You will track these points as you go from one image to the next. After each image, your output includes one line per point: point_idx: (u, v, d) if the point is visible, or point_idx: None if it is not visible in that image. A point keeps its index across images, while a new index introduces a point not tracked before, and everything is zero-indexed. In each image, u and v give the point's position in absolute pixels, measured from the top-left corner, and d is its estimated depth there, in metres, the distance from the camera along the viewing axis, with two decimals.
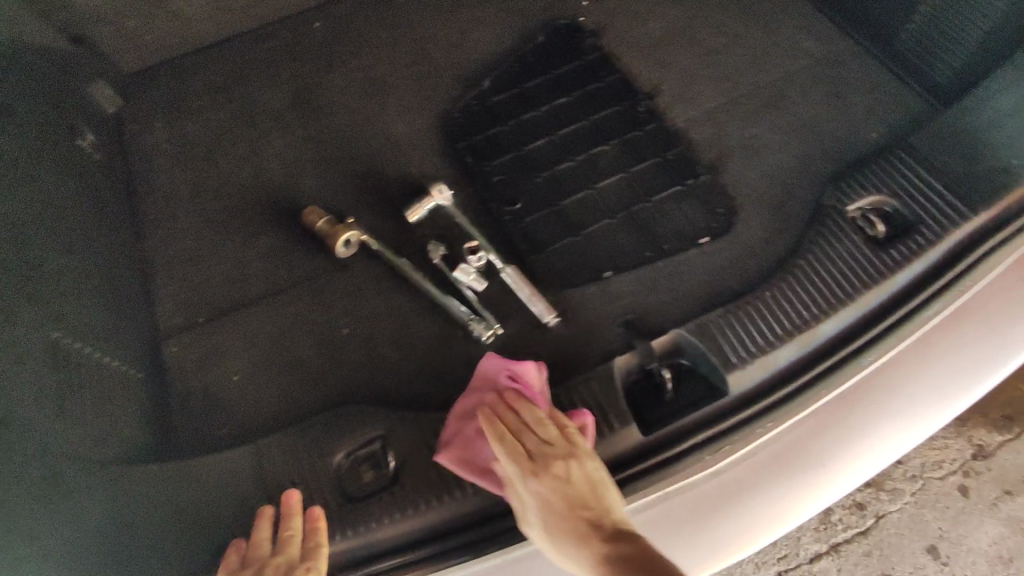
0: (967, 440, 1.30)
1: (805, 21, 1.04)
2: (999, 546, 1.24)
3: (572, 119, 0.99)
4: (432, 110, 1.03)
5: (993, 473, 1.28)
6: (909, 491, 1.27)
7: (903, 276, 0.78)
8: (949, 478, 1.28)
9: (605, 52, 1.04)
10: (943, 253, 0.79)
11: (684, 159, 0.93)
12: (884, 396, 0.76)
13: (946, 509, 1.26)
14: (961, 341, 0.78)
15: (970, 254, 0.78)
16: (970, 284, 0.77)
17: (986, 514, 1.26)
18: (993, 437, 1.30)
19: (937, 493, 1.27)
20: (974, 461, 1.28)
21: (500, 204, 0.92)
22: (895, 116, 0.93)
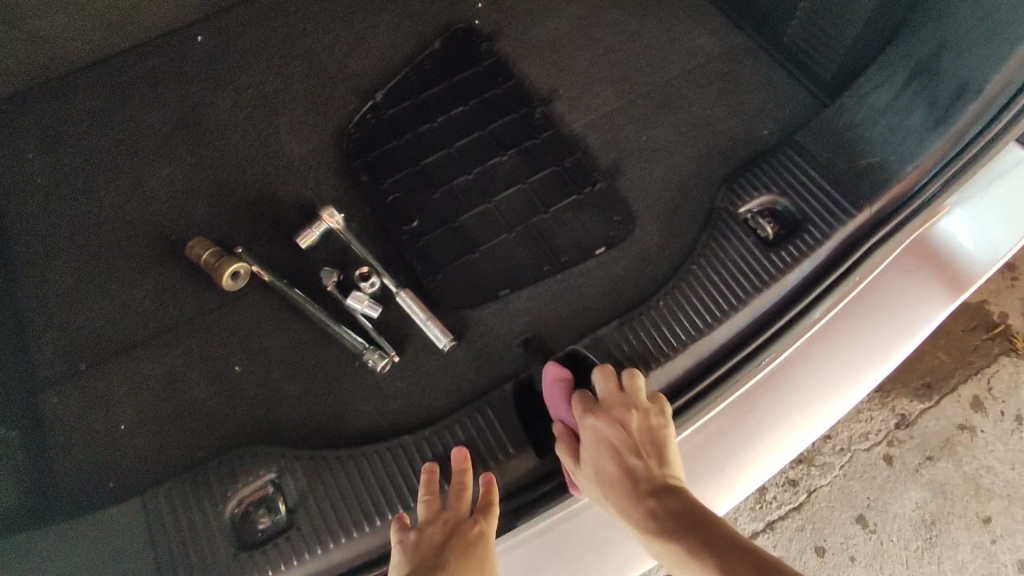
0: (891, 410, 1.32)
1: (699, 16, 1.04)
2: (923, 510, 1.26)
3: (470, 128, 0.96)
4: (325, 125, 0.99)
5: (915, 440, 1.30)
6: (839, 464, 1.29)
7: (792, 276, 0.79)
8: (875, 449, 1.30)
9: (501, 56, 1.02)
10: (830, 252, 0.81)
11: (583, 167, 0.92)
12: (785, 393, 0.76)
13: (873, 478, 1.28)
14: (860, 328, 0.79)
15: (855, 251, 0.80)
16: (857, 279, 0.78)
17: (910, 480, 1.28)
18: (915, 406, 1.33)
19: (864, 464, 1.29)
20: (896, 431, 1.31)
21: (397, 224, 0.89)
22: (785, 111, 0.94)
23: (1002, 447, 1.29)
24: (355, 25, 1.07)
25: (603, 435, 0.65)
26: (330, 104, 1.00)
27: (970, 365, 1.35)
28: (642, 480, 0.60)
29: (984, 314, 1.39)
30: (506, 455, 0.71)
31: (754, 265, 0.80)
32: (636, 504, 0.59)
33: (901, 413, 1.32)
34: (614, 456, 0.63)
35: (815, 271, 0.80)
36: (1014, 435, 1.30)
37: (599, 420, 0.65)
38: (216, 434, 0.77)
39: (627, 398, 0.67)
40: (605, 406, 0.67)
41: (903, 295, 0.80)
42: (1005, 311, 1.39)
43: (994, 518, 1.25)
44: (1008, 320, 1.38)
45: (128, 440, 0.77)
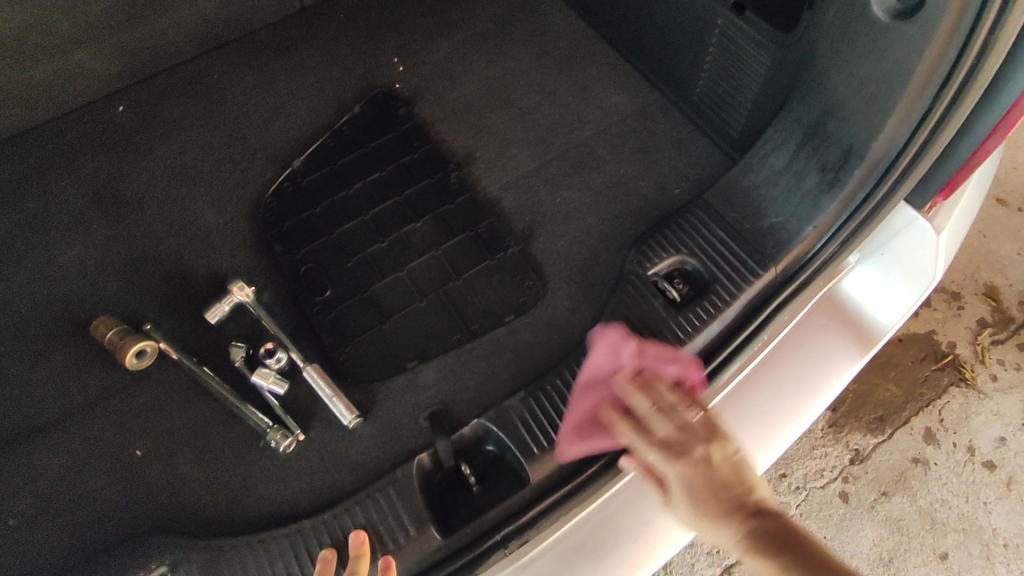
0: (844, 445, 1.25)
1: (615, 74, 1.06)
2: (879, 548, 1.18)
3: (386, 194, 0.96)
4: (242, 195, 0.99)
5: (870, 476, 1.23)
6: (795, 503, 1.21)
7: (701, 339, 0.78)
8: (830, 486, 1.22)
9: (419, 121, 1.03)
10: (739, 311, 0.81)
11: (496, 231, 0.92)
12: None
13: (830, 516, 1.20)
14: (776, 385, 0.75)
15: (764, 309, 0.80)
16: (765, 337, 0.76)
17: (866, 518, 1.20)
18: (868, 440, 1.25)
19: (820, 502, 1.21)
20: (851, 466, 1.23)
21: (309, 295, 0.89)
22: (696, 170, 0.95)
23: (956, 480, 1.22)
24: (277, 91, 1.07)
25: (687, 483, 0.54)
26: (248, 172, 1.00)
27: (922, 397, 1.28)
28: (739, 510, 0.52)
29: (932, 344, 1.33)
30: (405, 537, 0.68)
31: (660, 329, 0.80)
32: (728, 522, 0.52)
33: (855, 447, 1.25)
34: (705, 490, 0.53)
35: (724, 330, 0.80)
36: (968, 467, 1.23)
37: (684, 462, 0.55)
38: (116, 524, 0.75)
39: (700, 428, 0.56)
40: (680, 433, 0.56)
41: (814, 351, 0.77)
42: (953, 341, 1.33)
43: (951, 554, 1.17)
44: (957, 350, 1.32)
45: (24, 535, 0.75)
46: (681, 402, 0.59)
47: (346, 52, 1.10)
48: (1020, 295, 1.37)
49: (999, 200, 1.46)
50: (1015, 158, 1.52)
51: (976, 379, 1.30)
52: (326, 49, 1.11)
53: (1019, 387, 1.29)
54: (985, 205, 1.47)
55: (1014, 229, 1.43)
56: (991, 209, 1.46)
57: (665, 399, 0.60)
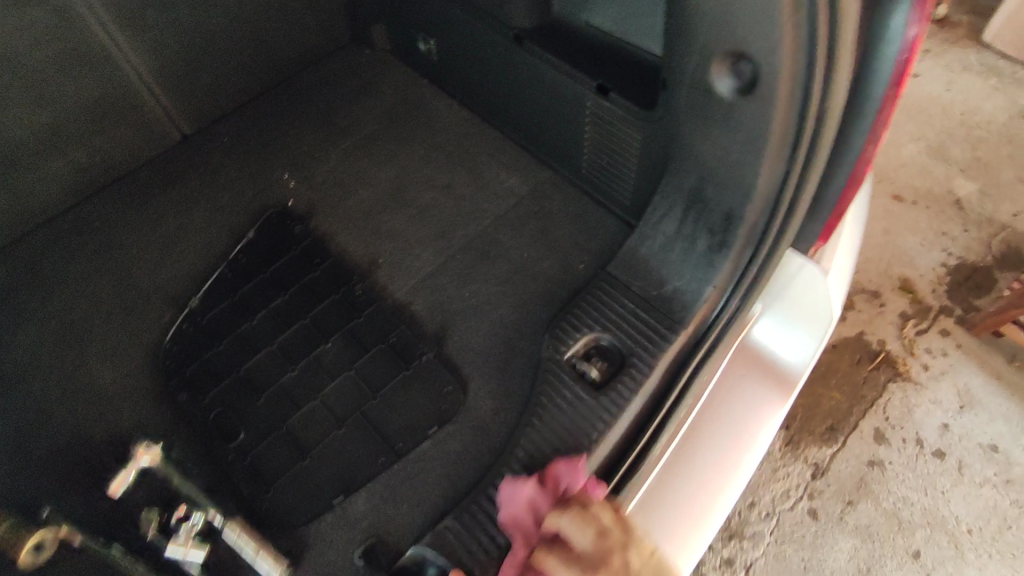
0: (802, 460, 1.24)
1: (506, 158, 1.08)
2: (859, 558, 1.14)
3: (292, 319, 0.93)
4: (140, 343, 0.94)
5: (833, 487, 1.21)
6: (769, 530, 1.18)
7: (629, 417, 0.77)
8: (798, 505, 1.20)
9: (317, 236, 1.01)
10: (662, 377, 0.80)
11: (409, 339, 0.90)
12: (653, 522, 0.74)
13: (804, 536, 1.17)
14: (713, 432, 0.79)
15: (682, 373, 0.82)
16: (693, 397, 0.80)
17: (838, 530, 1.17)
18: (825, 451, 1.25)
19: (792, 524, 1.18)
20: (813, 482, 1.22)
21: (221, 441, 0.84)
22: (596, 243, 0.97)
23: (912, 475, 1.21)
24: (166, 226, 1.04)
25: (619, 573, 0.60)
26: (144, 318, 0.96)
27: (866, 399, 1.30)
28: None
29: (864, 345, 1.37)
30: None
31: (581, 416, 0.77)
32: None
33: (813, 462, 1.24)
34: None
35: (650, 402, 0.80)
36: (919, 460, 1.23)
37: (605, 572, 0.60)
38: None
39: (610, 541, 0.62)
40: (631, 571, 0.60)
41: (744, 401, 0.81)
42: (882, 338, 1.38)
43: (924, 550, 1.15)
44: (886, 346, 1.37)
45: None
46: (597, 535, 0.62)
47: (234, 175, 1.09)
48: (931, 283, 1.46)
49: (893, 196, 1.61)
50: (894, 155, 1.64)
51: (909, 371, 1.33)
52: (213, 176, 1.08)
53: (950, 372, 1.32)
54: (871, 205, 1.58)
55: (915, 221, 1.55)
56: (890, 205, 1.60)
57: (586, 535, 0.62)
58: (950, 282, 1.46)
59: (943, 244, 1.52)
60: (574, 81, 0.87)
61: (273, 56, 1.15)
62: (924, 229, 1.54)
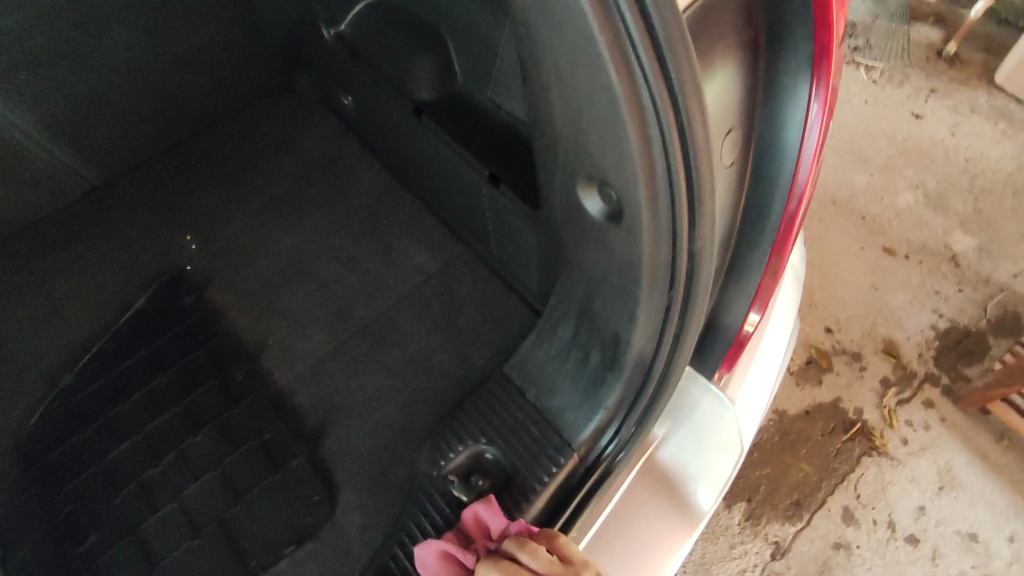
0: (763, 538, 1.11)
1: (420, 229, 1.00)
2: None
3: (164, 405, 0.86)
4: (6, 424, 0.87)
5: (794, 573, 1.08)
6: None
7: None
8: None
9: (208, 309, 0.95)
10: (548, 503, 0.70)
11: (284, 436, 0.83)
12: None
13: None
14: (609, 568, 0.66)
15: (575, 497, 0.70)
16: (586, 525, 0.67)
17: None
18: (788, 528, 1.12)
19: None
20: (773, 564, 1.09)
21: (71, 543, 0.78)
22: (501, 334, 0.88)
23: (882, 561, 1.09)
24: (56, 290, 0.98)
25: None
26: (14, 394, 0.90)
27: (836, 473, 1.17)
28: None
29: (840, 414, 1.24)
30: None
31: None
32: None
33: (774, 540, 1.11)
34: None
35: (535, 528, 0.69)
36: (891, 546, 1.11)
37: None
38: None
39: (593, 562, 0.54)
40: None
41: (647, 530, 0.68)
42: (860, 406, 1.25)
43: None
44: (865, 416, 1.24)
45: None
46: (587, 560, 0.54)
47: (135, 236, 1.02)
48: (918, 347, 1.33)
49: (885, 248, 1.47)
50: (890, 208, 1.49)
51: (887, 445, 1.20)
52: (113, 236, 1.03)
53: (931, 448, 1.20)
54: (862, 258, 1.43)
55: (905, 277, 1.42)
56: (881, 258, 1.46)
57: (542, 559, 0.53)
58: (939, 346, 1.33)
59: (935, 304, 1.39)
60: (469, 166, 0.79)
61: (186, 107, 1.07)
62: (915, 286, 1.41)
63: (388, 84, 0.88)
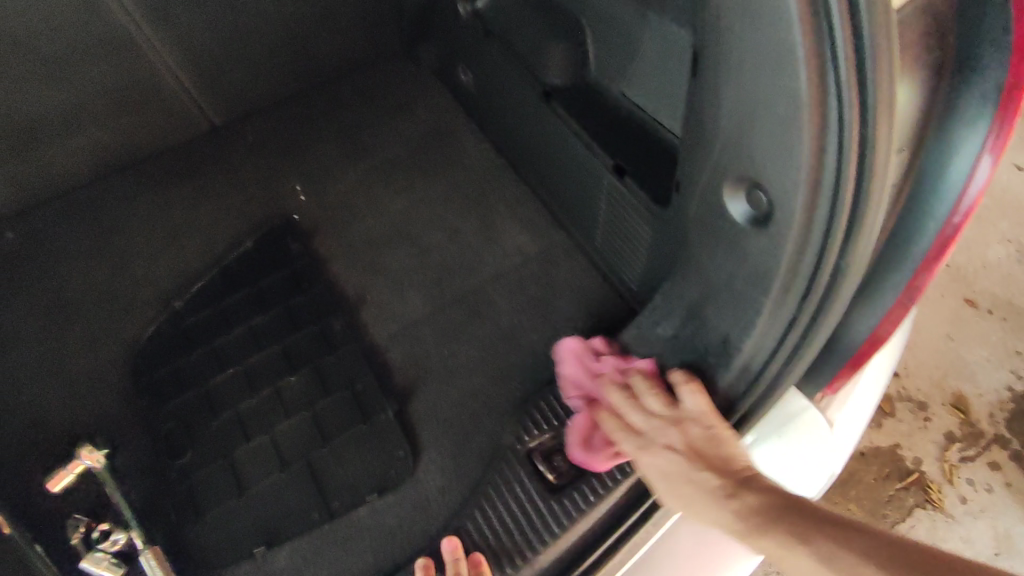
0: None
1: (521, 210, 1.02)
2: None
3: (265, 342, 0.90)
4: (121, 337, 0.94)
5: None
6: None
7: (583, 529, 0.67)
8: None
9: (312, 258, 0.99)
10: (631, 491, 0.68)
11: (374, 391, 0.86)
12: None
13: None
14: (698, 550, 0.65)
15: None
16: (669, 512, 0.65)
17: None
18: None
19: None
20: None
21: (169, 457, 0.83)
22: (594, 324, 0.90)
23: None
24: (174, 221, 1.04)
25: (717, 452, 0.56)
26: (130, 311, 0.96)
27: (887, 519, 1.15)
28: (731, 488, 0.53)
29: (896, 460, 1.21)
30: None
31: (533, 530, 0.68)
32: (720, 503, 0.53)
33: None
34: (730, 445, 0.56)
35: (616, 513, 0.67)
36: None
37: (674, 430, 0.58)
38: None
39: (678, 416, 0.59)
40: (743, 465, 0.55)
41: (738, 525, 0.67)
42: (919, 457, 1.21)
43: None
44: (923, 467, 1.20)
45: None
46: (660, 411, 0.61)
47: (250, 179, 1.07)
48: (990, 408, 1.25)
49: (967, 299, 1.37)
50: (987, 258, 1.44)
51: (943, 501, 1.17)
52: (231, 177, 1.07)
53: (990, 512, 1.16)
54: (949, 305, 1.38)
55: (983, 334, 1.33)
56: (961, 309, 1.37)
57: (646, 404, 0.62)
58: (1013, 411, 1.25)
59: (1013, 364, 1.30)
60: (593, 155, 0.81)
61: (312, 62, 1.11)
62: (993, 344, 1.32)
63: (519, 63, 0.90)
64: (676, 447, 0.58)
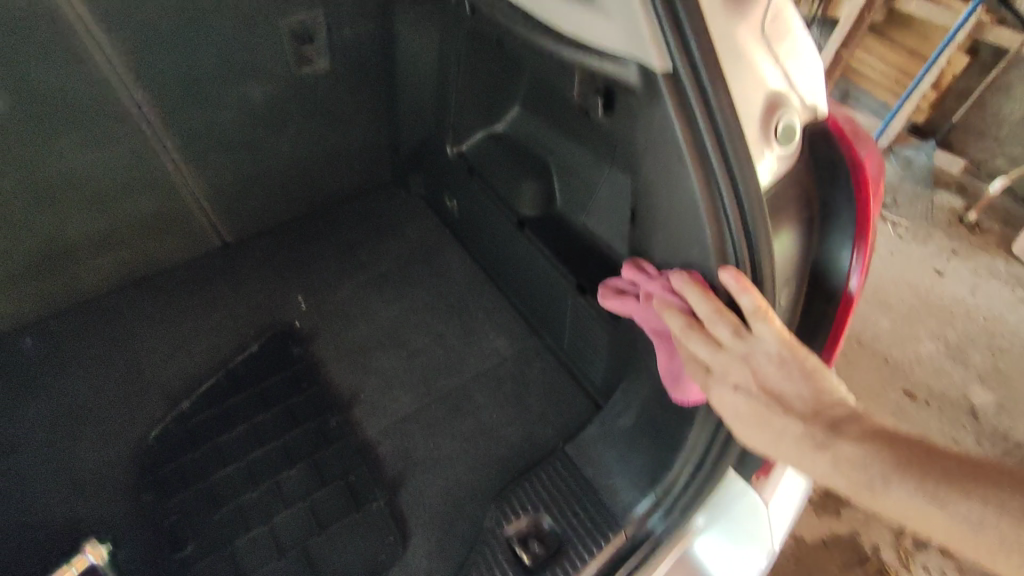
0: None
1: (499, 316, 1.16)
2: None
3: (266, 439, 0.99)
4: (129, 436, 1.01)
5: None
6: None
7: None
8: None
9: (311, 360, 1.10)
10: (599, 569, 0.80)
11: (366, 481, 0.95)
12: None
13: None
14: None
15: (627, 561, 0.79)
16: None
17: None
18: None
19: None
20: None
21: (171, 549, 0.89)
22: (562, 418, 1.02)
23: None
24: (185, 327, 1.15)
25: (791, 387, 0.54)
26: (139, 411, 1.04)
27: None
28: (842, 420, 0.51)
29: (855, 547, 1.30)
30: None
31: None
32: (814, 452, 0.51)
33: None
34: (809, 380, 0.54)
35: None
36: None
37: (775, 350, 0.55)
38: None
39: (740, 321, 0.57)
40: (820, 405, 0.52)
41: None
42: (876, 544, 1.31)
43: None
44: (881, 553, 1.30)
45: None
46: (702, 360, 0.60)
47: (257, 289, 1.20)
48: None
49: (908, 393, 1.58)
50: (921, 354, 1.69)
51: None
52: (239, 287, 1.20)
53: None
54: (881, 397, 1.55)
55: (927, 425, 1.53)
56: (904, 401, 1.57)
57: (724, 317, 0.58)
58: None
59: None
60: (558, 274, 0.97)
61: (319, 191, 1.28)
62: (937, 434, 1.51)
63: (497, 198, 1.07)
64: (746, 385, 0.57)
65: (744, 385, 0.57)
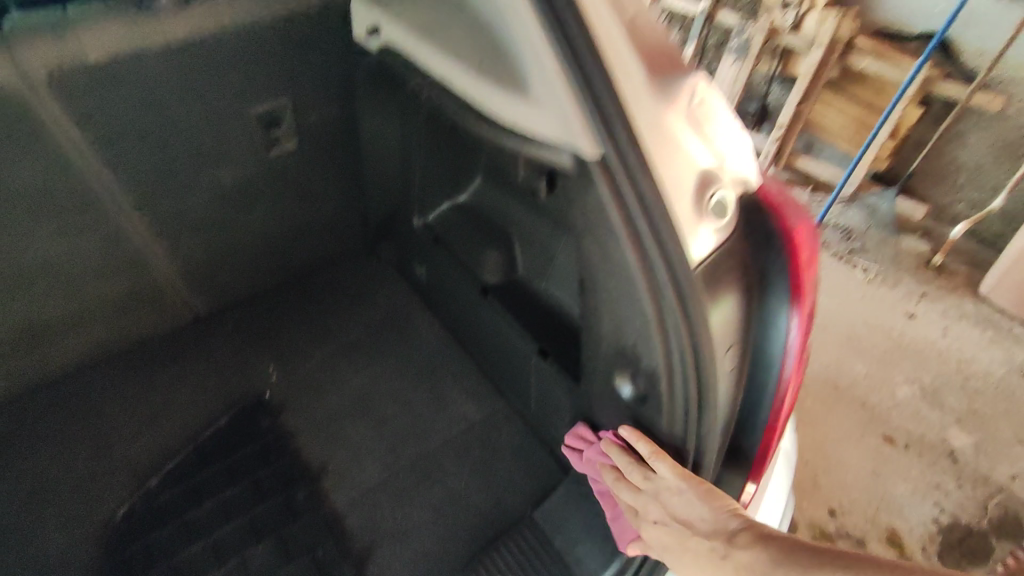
0: None
1: (468, 381, 1.18)
2: None
3: (233, 514, 0.98)
4: (93, 517, 0.99)
5: None
6: None
7: None
8: None
9: (282, 431, 1.10)
10: None
11: (334, 556, 0.94)
12: None
13: None
14: None
15: None
16: None
17: None
18: None
19: None
20: None
21: None
22: (530, 484, 1.04)
23: None
24: (156, 402, 1.15)
25: (693, 513, 0.68)
26: (104, 492, 1.02)
27: None
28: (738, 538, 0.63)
29: None
30: None
31: None
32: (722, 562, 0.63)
33: None
34: (708, 502, 0.68)
35: None
36: None
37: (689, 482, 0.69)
38: None
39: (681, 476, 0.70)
40: (719, 526, 0.66)
41: None
42: None
43: None
44: None
45: None
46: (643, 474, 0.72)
47: (229, 361, 1.21)
48: (921, 541, 1.41)
49: (885, 438, 1.59)
50: (894, 398, 1.70)
51: None
52: (212, 359, 1.21)
53: None
54: (857, 445, 1.56)
55: (905, 469, 1.53)
56: (881, 447, 1.58)
57: (634, 470, 0.74)
58: (942, 542, 1.41)
59: (934, 498, 1.48)
60: (522, 341, 0.99)
61: (293, 263, 1.30)
62: (915, 478, 1.52)
63: (463, 267, 1.10)
64: (662, 519, 0.71)
65: (660, 520, 0.71)
